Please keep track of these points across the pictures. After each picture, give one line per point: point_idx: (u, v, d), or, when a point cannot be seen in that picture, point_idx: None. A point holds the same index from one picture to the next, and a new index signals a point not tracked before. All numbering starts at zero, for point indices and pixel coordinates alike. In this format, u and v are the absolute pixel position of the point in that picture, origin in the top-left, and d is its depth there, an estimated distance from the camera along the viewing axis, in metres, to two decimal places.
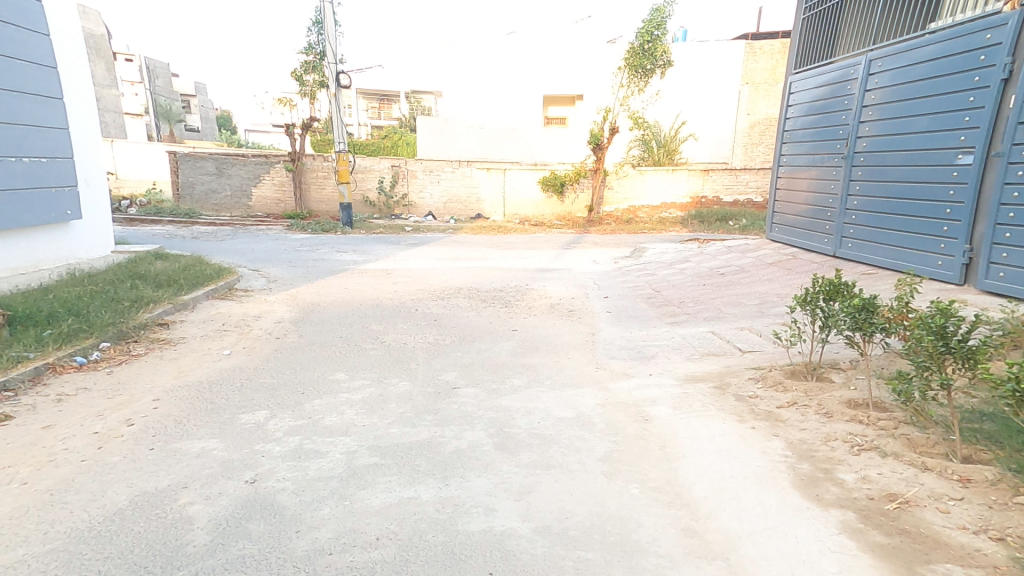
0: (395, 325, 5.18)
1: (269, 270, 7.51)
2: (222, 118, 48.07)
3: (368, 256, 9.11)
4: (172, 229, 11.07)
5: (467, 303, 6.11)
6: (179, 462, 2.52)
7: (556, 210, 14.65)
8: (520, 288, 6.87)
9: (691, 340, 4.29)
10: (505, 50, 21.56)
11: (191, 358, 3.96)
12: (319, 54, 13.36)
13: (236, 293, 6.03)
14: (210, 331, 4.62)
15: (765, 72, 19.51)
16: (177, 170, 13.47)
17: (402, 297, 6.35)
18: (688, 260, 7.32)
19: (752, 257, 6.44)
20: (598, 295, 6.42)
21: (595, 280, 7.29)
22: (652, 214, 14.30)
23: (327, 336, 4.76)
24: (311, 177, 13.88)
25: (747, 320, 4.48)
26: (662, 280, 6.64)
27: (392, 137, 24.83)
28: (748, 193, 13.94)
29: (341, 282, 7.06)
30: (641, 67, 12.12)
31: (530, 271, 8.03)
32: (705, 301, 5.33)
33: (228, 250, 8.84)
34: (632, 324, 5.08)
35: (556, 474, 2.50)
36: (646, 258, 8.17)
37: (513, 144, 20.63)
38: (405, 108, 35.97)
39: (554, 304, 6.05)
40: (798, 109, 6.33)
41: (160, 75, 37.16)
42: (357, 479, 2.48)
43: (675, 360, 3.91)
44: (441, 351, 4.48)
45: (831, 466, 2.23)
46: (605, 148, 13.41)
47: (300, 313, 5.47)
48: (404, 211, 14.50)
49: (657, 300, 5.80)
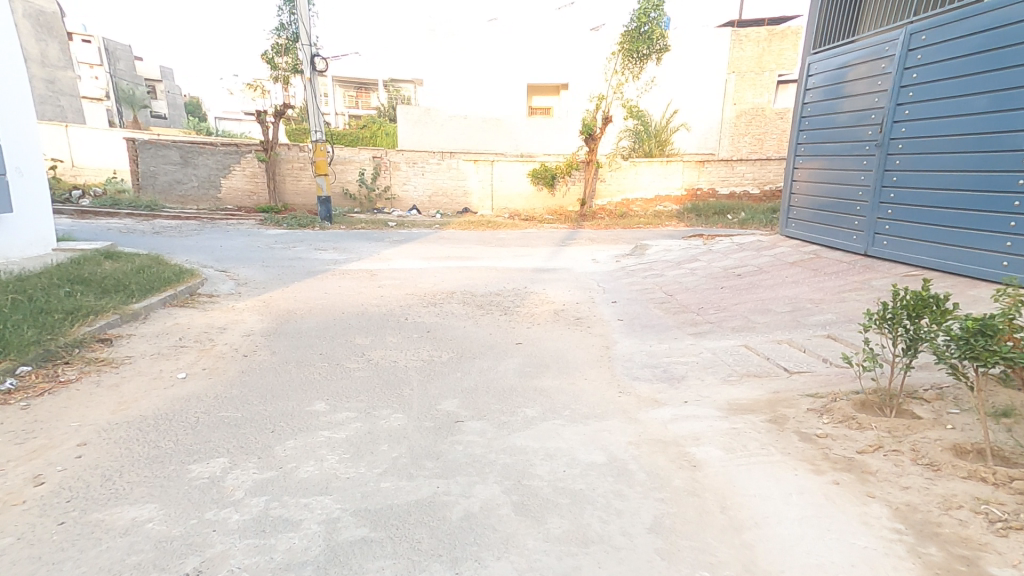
0: (383, 338, 4.57)
1: (238, 272, 6.79)
2: (191, 106, 46.26)
3: (349, 254, 8.43)
4: (130, 224, 10.16)
5: (462, 310, 5.55)
6: (97, 545, 1.90)
7: (547, 203, 14.08)
8: (518, 291, 6.32)
9: (722, 357, 3.78)
10: (487, 36, 20.76)
11: (133, 387, 3.29)
12: (291, 35, 12.43)
13: (198, 299, 5.34)
14: (162, 348, 3.94)
15: (751, 61, 19.16)
16: (137, 159, 12.43)
17: (389, 302, 5.73)
18: (697, 259, 6.86)
19: (768, 257, 6.00)
20: (605, 300, 5.91)
21: (598, 282, 6.78)
22: (646, 208, 13.82)
23: (303, 353, 4.12)
24: (286, 168, 13.04)
25: (782, 331, 4.00)
26: (672, 283, 6.15)
27: (371, 127, 23.97)
28: (744, 185, 13.51)
29: (319, 284, 6.39)
30: (637, 51, 11.56)
31: (526, 271, 7.49)
32: (728, 308, 4.84)
33: (192, 248, 8.05)
34: (649, 337, 4.56)
35: (599, 554, 1.94)
36: (650, 257, 7.69)
37: (498, 135, 19.90)
38: (384, 97, 34.88)
39: (559, 311, 5.53)
40: (818, 93, 5.85)
41: (121, 59, 35.50)
42: (341, 567, 1.88)
43: (712, 382, 3.39)
44: (437, 371, 3.90)
45: (969, 553, 1.72)
46: (598, 138, 12.84)
47: (272, 323, 4.80)
48: (387, 204, 13.78)
49: (671, 306, 5.32)
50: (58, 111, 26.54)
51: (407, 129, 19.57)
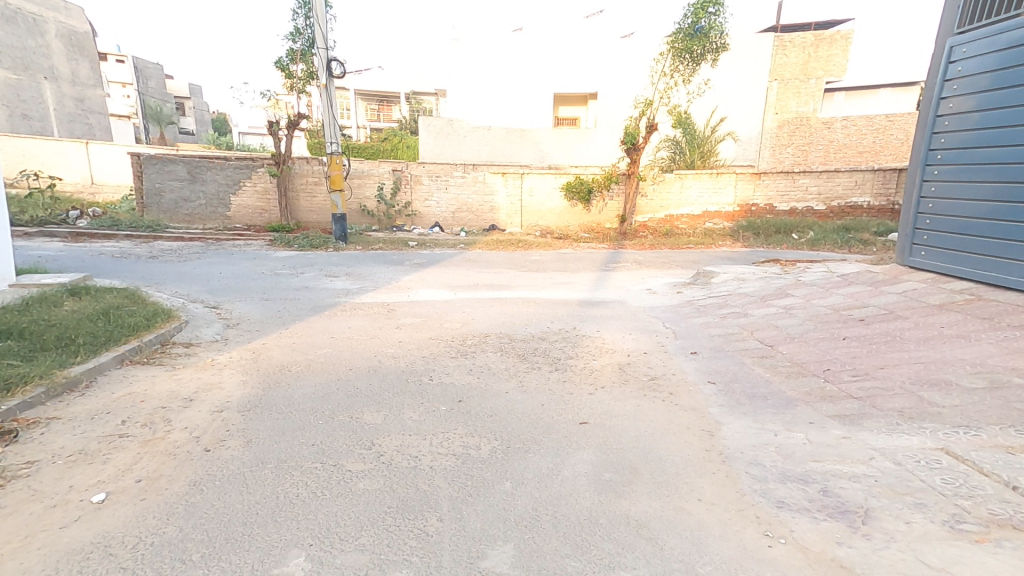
0: (400, 416, 3.35)
1: (231, 308, 5.73)
2: (218, 121, 46.93)
3: (364, 282, 7.33)
4: (126, 247, 9.30)
5: (501, 364, 4.36)
6: None
7: (582, 220, 12.86)
8: (568, 335, 5.11)
9: (921, 469, 2.46)
10: (512, 46, 19.82)
11: (9, 527, 2.13)
12: (307, 40, 11.57)
13: (169, 351, 4.25)
14: (87, 442, 2.80)
15: (796, 67, 17.87)
16: (141, 175, 11.64)
17: (409, 351, 4.57)
18: (787, 294, 5.54)
19: (895, 295, 4.65)
20: (681, 350, 4.63)
21: (663, 321, 5.52)
22: (693, 225, 12.49)
23: (287, 444, 2.94)
24: (300, 184, 12.19)
25: (999, 429, 2.66)
26: (766, 326, 4.84)
27: (392, 139, 23.28)
28: (808, 200, 12.04)
29: (324, 324, 5.27)
30: (690, 51, 10.35)
31: (571, 304, 6.28)
32: (873, 373, 3.48)
33: (185, 276, 7.07)
34: (770, 416, 3.25)
35: None
36: (720, 288, 6.39)
37: (524, 147, 18.85)
38: (405, 109, 34.46)
39: (625, 367, 4.29)
40: (966, 84, 4.59)
41: (152, 76, 36.19)
42: None
43: (930, 529, 2.06)
44: (475, 480, 2.68)
45: None
46: (642, 148, 11.57)
47: (255, 389, 3.65)
48: (407, 221, 12.75)
49: (779, 364, 4.01)
50: (84, 127, 26.65)
51: (428, 141, 18.65)
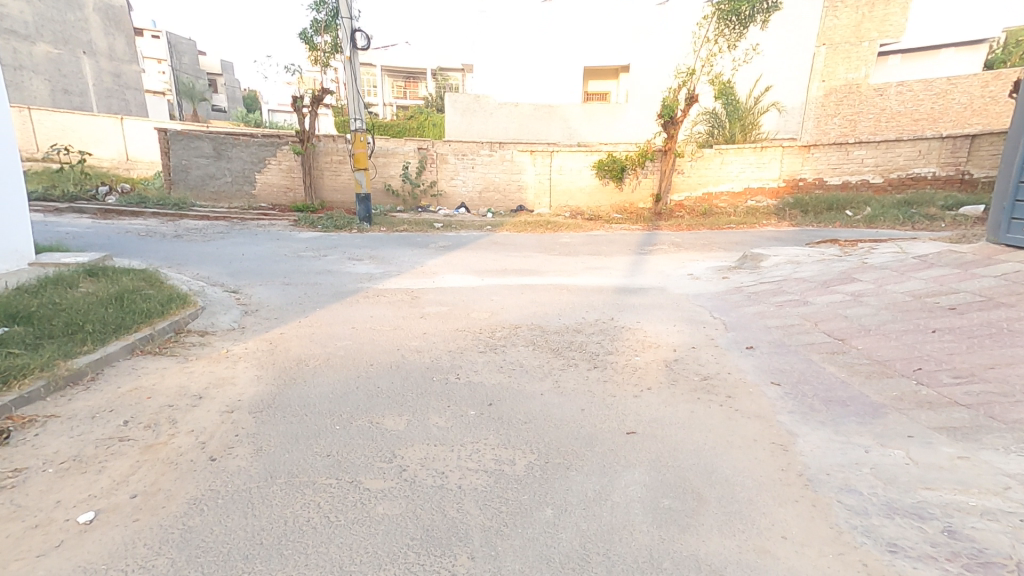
0: (424, 421, 3.01)
1: (251, 292, 5.49)
2: (247, 100, 47.24)
3: (388, 265, 7.02)
4: (153, 225, 9.24)
5: (536, 359, 3.96)
6: None
7: (614, 199, 12.25)
8: (607, 326, 4.67)
9: None
10: (543, 16, 18.96)
11: None
12: (331, 10, 11.10)
13: (183, 340, 4.01)
14: (83, 447, 2.54)
15: (847, 30, 16.43)
16: (168, 152, 11.55)
17: (434, 343, 4.22)
18: (855, 281, 4.95)
19: (991, 284, 4.05)
20: (736, 344, 4.14)
21: (712, 310, 5.01)
22: (733, 203, 11.73)
23: (299, 454, 2.63)
24: (325, 162, 11.93)
25: None
26: (834, 317, 4.29)
27: (417, 117, 22.82)
28: (863, 174, 11.11)
29: (346, 311, 4.98)
30: (738, 12, 9.48)
31: (607, 291, 5.81)
32: (980, 379, 2.97)
33: (208, 257, 6.88)
34: (858, 426, 2.78)
35: None
36: (773, 274, 5.80)
37: (553, 123, 18.15)
38: (432, 85, 33.83)
39: (675, 364, 3.83)
40: None
41: (186, 53, 36.52)
42: None
43: None
44: (510, 507, 2.30)
45: None
46: (680, 122, 10.79)
47: (269, 385, 3.37)
48: (432, 202, 12.37)
49: (856, 362, 3.50)
50: (121, 103, 27.07)
51: (453, 119, 18.14)
